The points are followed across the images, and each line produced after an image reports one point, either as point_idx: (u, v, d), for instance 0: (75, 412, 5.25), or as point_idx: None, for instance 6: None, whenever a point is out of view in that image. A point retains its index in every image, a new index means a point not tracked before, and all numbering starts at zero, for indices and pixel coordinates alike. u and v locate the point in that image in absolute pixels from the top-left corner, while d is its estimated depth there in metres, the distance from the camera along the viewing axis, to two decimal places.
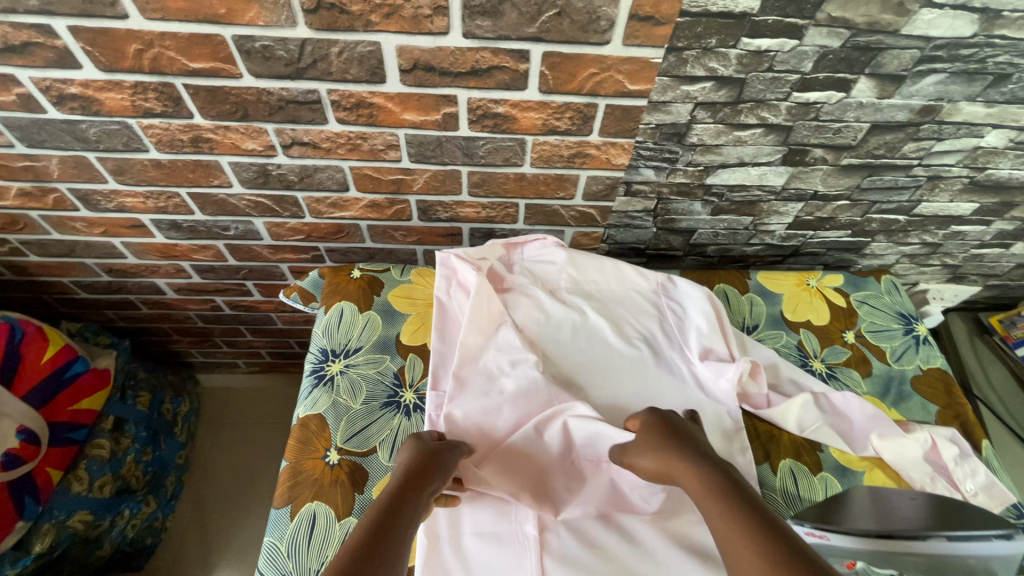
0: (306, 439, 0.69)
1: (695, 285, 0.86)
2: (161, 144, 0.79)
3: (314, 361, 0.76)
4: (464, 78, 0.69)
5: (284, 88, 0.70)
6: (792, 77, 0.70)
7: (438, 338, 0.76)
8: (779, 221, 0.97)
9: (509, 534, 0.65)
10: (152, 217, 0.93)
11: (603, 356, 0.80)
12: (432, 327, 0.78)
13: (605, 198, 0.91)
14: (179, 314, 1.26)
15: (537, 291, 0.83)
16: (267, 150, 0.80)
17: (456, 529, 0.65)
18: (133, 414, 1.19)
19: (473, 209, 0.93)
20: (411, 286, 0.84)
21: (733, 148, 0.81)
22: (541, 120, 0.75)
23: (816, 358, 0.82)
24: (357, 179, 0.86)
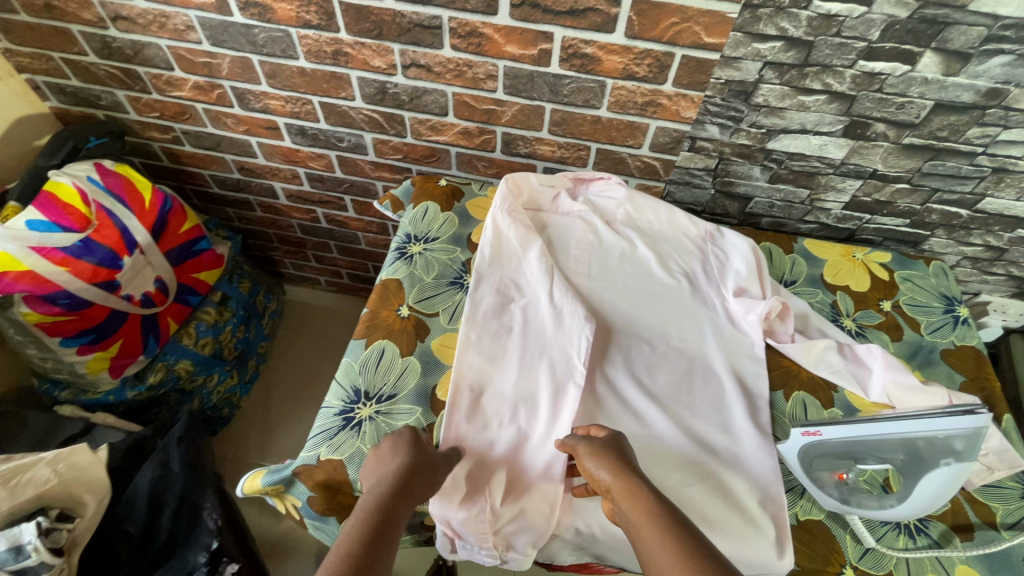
0: (385, 295, 0.85)
1: (741, 238, 0.94)
2: (309, 54, 0.97)
3: (399, 241, 0.91)
4: (563, 17, 0.82)
5: (414, 12, 0.86)
6: (858, 45, 0.77)
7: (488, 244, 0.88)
8: (836, 198, 1.02)
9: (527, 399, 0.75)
10: (286, 121, 1.13)
11: (631, 298, 0.86)
12: (485, 234, 0.89)
13: (670, 151, 1.00)
14: (284, 221, 1.47)
15: (594, 219, 0.94)
16: (389, 68, 0.97)
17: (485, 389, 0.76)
18: (235, 295, 1.41)
19: (550, 147, 1.05)
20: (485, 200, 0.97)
21: (797, 114, 0.88)
22: (622, 64, 0.87)
23: (848, 317, 0.87)
24: (457, 105, 1.01)
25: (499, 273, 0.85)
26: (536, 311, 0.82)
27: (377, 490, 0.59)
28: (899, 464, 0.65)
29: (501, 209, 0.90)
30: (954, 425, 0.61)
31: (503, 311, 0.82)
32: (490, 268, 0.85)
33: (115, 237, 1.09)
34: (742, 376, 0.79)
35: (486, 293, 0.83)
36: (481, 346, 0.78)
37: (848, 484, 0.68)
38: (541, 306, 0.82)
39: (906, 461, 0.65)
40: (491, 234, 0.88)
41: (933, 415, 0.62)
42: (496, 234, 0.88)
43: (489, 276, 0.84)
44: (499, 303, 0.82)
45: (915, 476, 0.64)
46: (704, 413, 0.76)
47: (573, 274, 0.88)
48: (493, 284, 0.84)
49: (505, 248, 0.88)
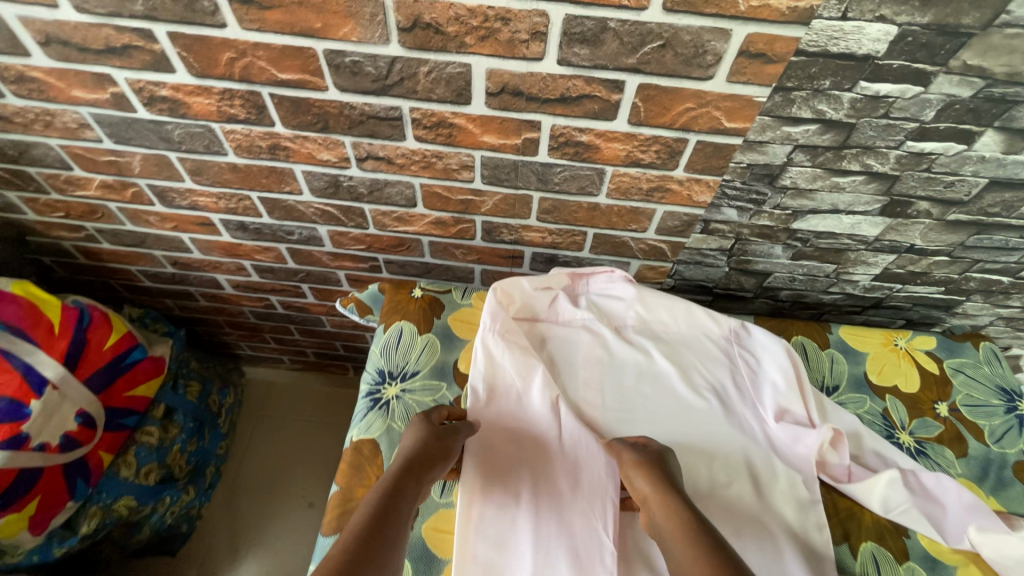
0: (358, 464, 0.68)
1: (772, 336, 0.81)
2: (240, 149, 0.79)
3: (370, 381, 0.74)
4: (552, 105, 0.66)
5: (367, 104, 0.69)
6: (908, 125, 0.64)
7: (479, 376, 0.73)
8: (865, 272, 0.90)
9: None
10: (222, 217, 0.94)
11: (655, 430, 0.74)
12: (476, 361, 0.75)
13: (679, 234, 0.86)
14: (234, 308, 1.28)
15: (602, 327, 0.80)
16: (341, 161, 0.79)
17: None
18: (182, 404, 1.21)
19: (539, 234, 0.90)
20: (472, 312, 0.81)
21: (828, 195, 0.76)
22: (625, 151, 0.72)
23: (903, 430, 0.75)
24: (426, 196, 0.84)
25: (499, 415, 0.72)
26: (546, 462, 0.69)
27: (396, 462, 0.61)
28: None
29: (491, 330, 0.76)
30: None
31: (508, 466, 0.69)
32: (488, 407, 0.72)
33: (16, 382, 0.92)
34: (799, 529, 0.67)
35: (486, 446, 0.70)
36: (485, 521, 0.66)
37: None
38: (552, 457, 0.70)
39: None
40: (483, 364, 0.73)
41: None
42: (490, 364, 0.74)
43: (487, 422, 0.71)
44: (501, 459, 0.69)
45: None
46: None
47: (585, 404, 0.75)
48: (492, 429, 0.71)
49: (501, 380, 0.73)
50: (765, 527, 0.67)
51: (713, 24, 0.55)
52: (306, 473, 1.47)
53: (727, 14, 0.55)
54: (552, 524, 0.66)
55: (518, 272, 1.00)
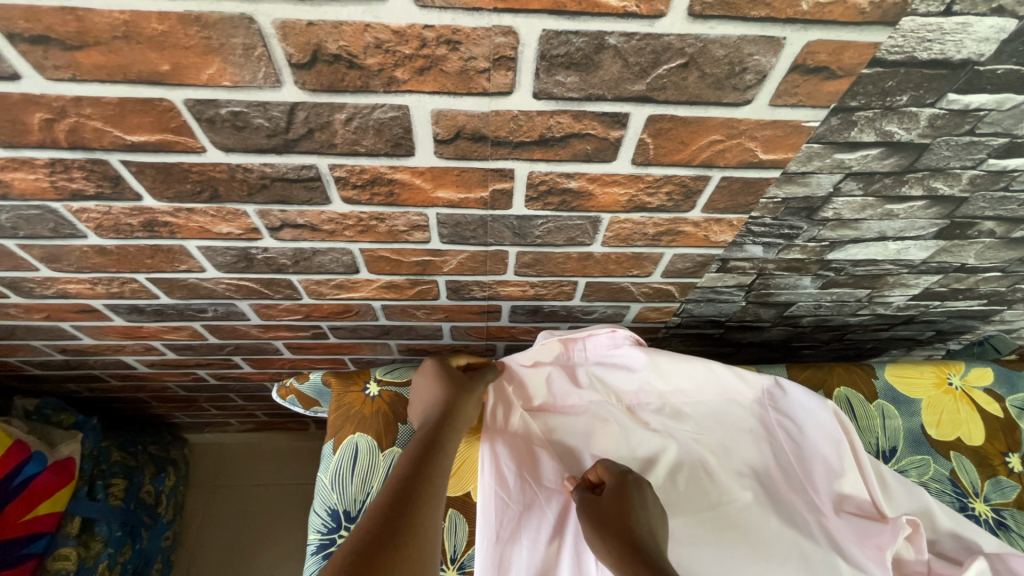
0: None
1: (812, 392, 0.65)
2: (103, 229, 0.58)
3: (321, 530, 0.57)
4: (528, 149, 0.48)
5: (266, 165, 0.49)
6: (995, 141, 0.49)
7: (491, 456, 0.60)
8: (902, 293, 0.77)
9: None
10: (106, 302, 0.72)
11: (696, 543, 0.59)
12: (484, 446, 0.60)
13: (690, 275, 0.70)
14: (155, 384, 1.06)
15: (610, 410, 0.65)
16: (248, 233, 0.59)
17: None
18: (104, 512, 0.99)
19: (519, 288, 0.72)
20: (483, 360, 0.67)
21: (877, 223, 0.60)
22: (626, 196, 0.54)
23: (976, 497, 0.63)
24: (370, 261, 0.65)
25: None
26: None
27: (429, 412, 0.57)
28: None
29: (493, 424, 0.62)
30: None
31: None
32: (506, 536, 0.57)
33: None
34: None
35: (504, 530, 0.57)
36: None
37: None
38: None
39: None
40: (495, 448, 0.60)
41: None
42: (500, 487, 0.58)
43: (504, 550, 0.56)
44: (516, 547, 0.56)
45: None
46: None
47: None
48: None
49: (516, 506, 0.58)
50: None
51: (758, 32, 0.38)
52: (273, 548, 1.28)
53: (780, 18, 0.37)
54: None
55: (496, 326, 0.82)
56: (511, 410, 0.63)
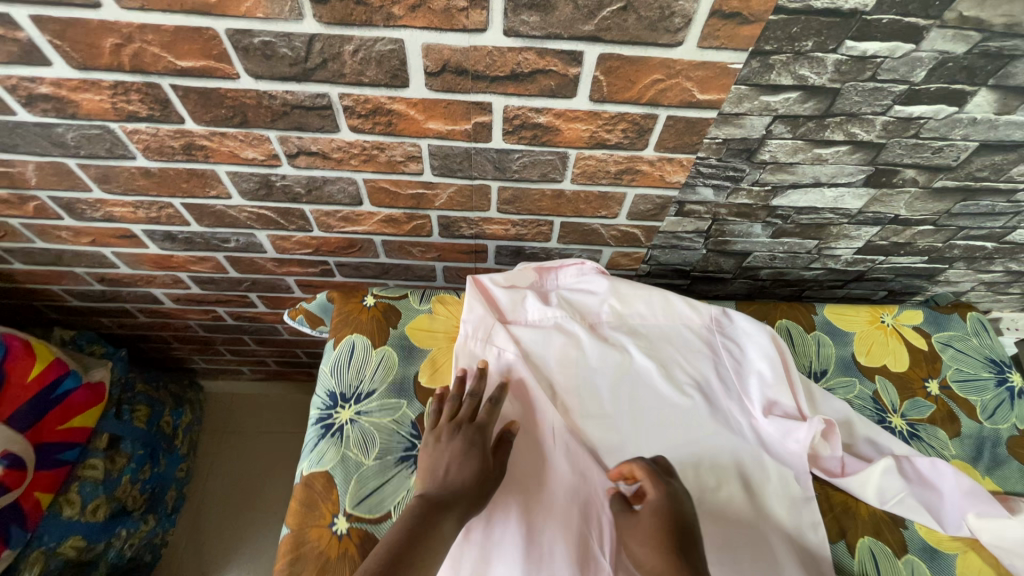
0: (311, 502, 0.59)
1: (756, 322, 0.75)
2: (149, 151, 0.69)
3: (320, 406, 0.66)
4: (503, 84, 0.58)
5: (288, 92, 0.60)
6: (896, 88, 0.58)
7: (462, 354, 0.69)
8: (847, 245, 0.86)
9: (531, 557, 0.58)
10: (144, 227, 0.83)
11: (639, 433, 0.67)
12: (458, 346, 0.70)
13: (652, 218, 0.80)
14: (178, 322, 1.17)
15: (573, 324, 0.73)
16: (269, 159, 0.70)
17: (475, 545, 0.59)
18: (129, 432, 1.11)
19: (502, 226, 0.82)
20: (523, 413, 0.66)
21: (810, 168, 0.69)
22: (588, 132, 0.64)
23: (895, 413, 0.71)
24: (372, 192, 0.75)
25: None
26: (542, 516, 0.60)
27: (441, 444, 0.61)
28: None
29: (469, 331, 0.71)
30: None
31: (496, 532, 0.60)
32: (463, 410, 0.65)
33: None
34: (794, 530, 0.62)
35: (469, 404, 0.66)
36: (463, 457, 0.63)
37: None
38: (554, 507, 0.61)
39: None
40: (467, 347, 0.70)
41: None
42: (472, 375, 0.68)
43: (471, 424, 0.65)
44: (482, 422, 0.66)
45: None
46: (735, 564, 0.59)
47: (566, 413, 0.68)
48: None
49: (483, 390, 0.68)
50: (746, 519, 0.62)
51: None
52: (277, 485, 1.39)
53: None
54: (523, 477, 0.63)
55: (483, 267, 0.92)
56: (480, 318, 0.71)
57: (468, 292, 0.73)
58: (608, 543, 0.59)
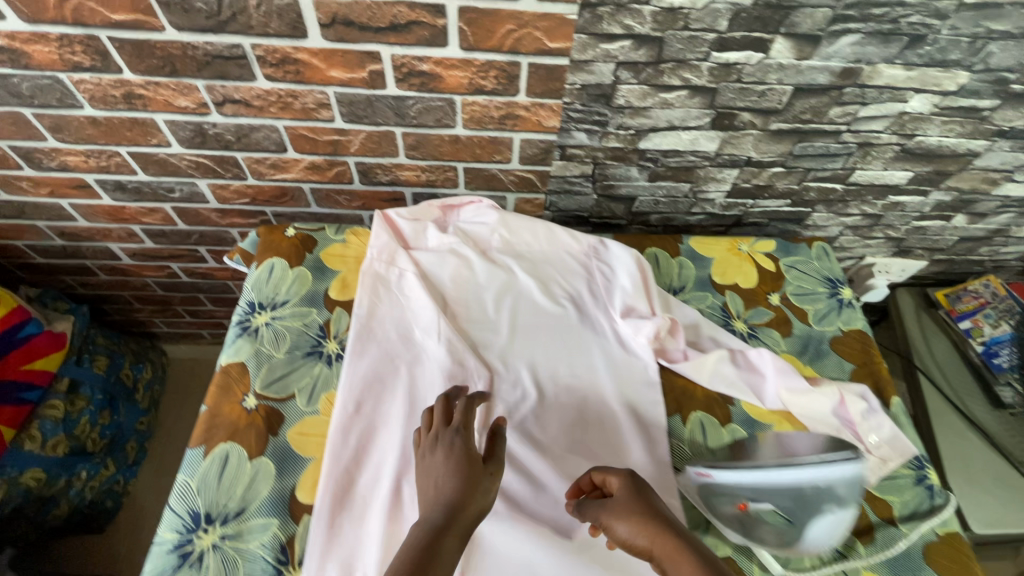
0: (226, 385, 0.71)
1: (626, 248, 0.87)
2: (94, 100, 0.80)
3: (240, 313, 0.77)
4: (386, 34, 0.70)
5: (207, 43, 0.71)
6: (708, 36, 0.71)
7: (366, 271, 0.81)
8: (717, 188, 0.98)
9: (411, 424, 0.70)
10: (96, 177, 0.94)
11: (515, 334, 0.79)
12: (365, 264, 0.82)
13: (541, 162, 0.92)
14: (137, 280, 1.27)
15: (466, 249, 0.85)
16: (200, 107, 0.81)
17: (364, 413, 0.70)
18: (89, 377, 1.21)
19: (413, 172, 0.94)
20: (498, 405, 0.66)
21: (661, 111, 0.82)
22: (466, 79, 0.77)
23: (739, 319, 0.84)
24: (294, 139, 0.87)
25: (388, 356, 0.75)
26: (425, 393, 0.72)
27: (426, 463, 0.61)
28: (785, 512, 0.64)
29: (374, 252, 0.83)
30: (833, 471, 0.64)
31: (386, 406, 0.71)
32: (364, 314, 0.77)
33: None
34: (637, 406, 0.74)
35: (370, 308, 0.78)
36: (362, 347, 0.75)
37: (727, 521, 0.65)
38: (435, 386, 0.72)
39: (790, 506, 0.64)
40: (371, 265, 0.82)
41: (828, 464, 0.65)
42: (375, 288, 0.80)
43: (370, 324, 0.77)
44: (380, 323, 0.78)
45: (791, 520, 0.64)
46: (583, 430, 0.72)
47: (454, 319, 0.80)
48: (377, 371, 0.73)
49: (384, 300, 0.80)
50: (597, 396, 0.75)
51: None
52: None
53: None
54: (412, 365, 0.75)
55: None
56: (385, 243, 0.83)
57: (375, 222, 0.85)
58: (476, 413, 0.71)
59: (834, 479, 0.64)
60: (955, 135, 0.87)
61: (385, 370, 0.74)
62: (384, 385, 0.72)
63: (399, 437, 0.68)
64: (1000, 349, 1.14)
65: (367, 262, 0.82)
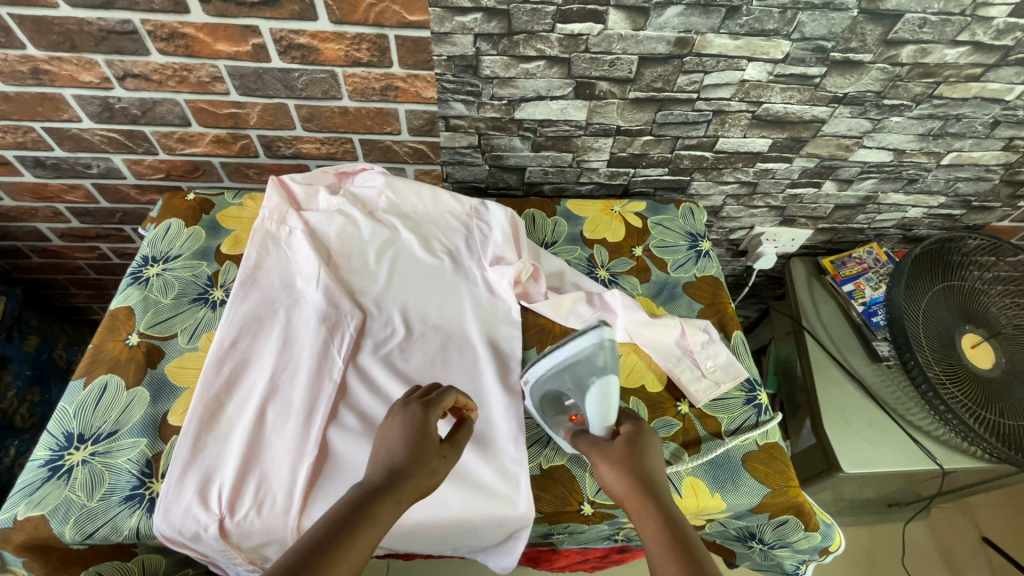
0: (113, 325, 0.76)
1: (504, 209, 0.94)
2: (3, 76, 0.87)
3: (134, 265, 0.83)
4: (259, 9, 0.79)
5: (100, 18, 0.79)
6: (549, 9, 0.80)
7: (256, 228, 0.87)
8: (597, 157, 1.07)
9: (283, 360, 0.74)
10: (15, 153, 1.01)
11: (394, 284, 0.86)
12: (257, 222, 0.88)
13: (429, 133, 1.00)
14: (70, 263, 1.33)
15: (354, 210, 0.92)
16: (103, 82, 0.89)
17: (239, 350, 0.74)
18: (16, 354, 1.25)
19: (313, 145, 1.02)
20: (468, 401, 0.67)
21: (527, 81, 0.91)
22: (342, 51, 0.85)
23: (603, 268, 0.91)
24: (196, 112, 0.95)
25: (267, 301, 0.80)
26: (297, 333, 0.77)
27: (389, 432, 0.61)
28: (576, 397, 0.68)
29: (266, 212, 0.89)
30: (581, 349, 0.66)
31: (260, 343, 0.76)
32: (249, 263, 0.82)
33: None
34: (496, 344, 0.81)
35: (256, 260, 0.84)
36: (244, 293, 0.80)
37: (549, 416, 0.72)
38: (308, 328, 0.77)
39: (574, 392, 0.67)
40: (261, 223, 0.87)
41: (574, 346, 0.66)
42: (264, 242, 0.86)
43: (254, 274, 0.82)
44: (264, 274, 0.83)
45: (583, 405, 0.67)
46: (445, 365, 0.78)
47: (337, 270, 0.86)
48: (254, 313, 0.78)
49: (270, 253, 0.85)
50: (462, 336, 0.81)
51: None
52: None
53: None
54: (291, 308, 0.79)
55: None
56: (276, 203, 0.89)
57: (270, 185, 0.92)
58: (345, 349, 0.77)
59: (589, 352, 0.66)
60: (796, 102, 0.97)
61: (262, 313, 0.78)
62: (260, 327, 0.77)
63: (269, 368, 0.73)
64: (878, 308, 1.23)
65: (258, 220, 0.88)
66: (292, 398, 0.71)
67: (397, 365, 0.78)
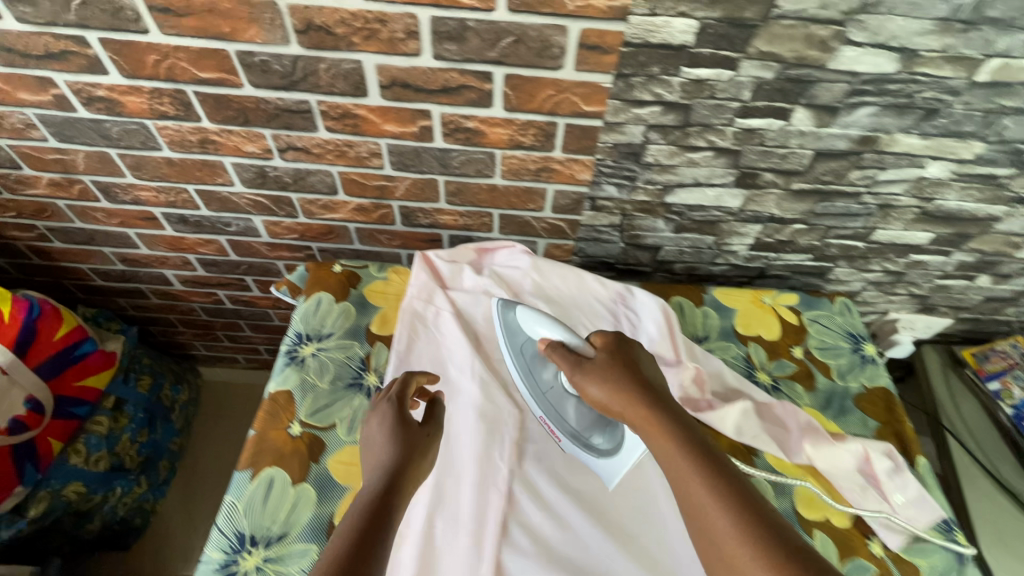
0: (274, 411, 0.75)
1: (653, 296, 0.90)
2: (173, 144, 0.89)
3: (289, 342, 0.82)
4: (436, 95, 0.78)
5: (279, 98, 0.80)
6: (733, 104, 0.77)
7: (403, 307, 0.85)
8: (740, 241, 1.02)
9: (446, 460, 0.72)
10: (163, 210, 1.03)
11: None
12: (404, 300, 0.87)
13: (572, 211, 0.98)
14: (184, 305, 1.35)
15: (500, 291, 0.89)
16: (265, 153, 0.90)
17: None
18: (132, 396, 1.27)
19: (452, 217, 1.01)
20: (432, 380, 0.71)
21: (688, 169, 0.88)
22: (507, 135, 0.83)
23: (762, 370, 0.86)
24: (345, 183, 0.95)
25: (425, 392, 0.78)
26: (457, 430, 0.75)
27: (369, 430, 0.65)
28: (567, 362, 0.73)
29: (414, 290, 0.87)
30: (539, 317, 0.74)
31: None
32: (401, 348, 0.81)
33: None
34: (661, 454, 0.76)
35: (407, 343, 0.82)
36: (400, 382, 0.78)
37: (559, 409, 0.74)
38: (468, 426, 0.75)
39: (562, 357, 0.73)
40: (410, 302, 0.86)
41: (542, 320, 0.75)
42: (413, 323, 0.84)
43: (407, 360, 0.81)
44: (416, 359, 0.81)
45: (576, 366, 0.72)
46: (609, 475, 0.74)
47: (487, 356, 0.83)
48: (413, 407, 0.76)
49: (420, 336, 0.84)
50: None
51: (552, 22, 0.68)
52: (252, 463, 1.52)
53: (563, 13, 0.67)
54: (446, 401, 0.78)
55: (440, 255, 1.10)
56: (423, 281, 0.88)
57: (415, 261, 0.90)
58: (508, 454, 0.74)
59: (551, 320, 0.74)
60: (973, 200, 0.91)
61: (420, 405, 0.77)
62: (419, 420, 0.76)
63: (431, 473, 0.71)
64: None
65: (406, 298, 0.87)
66: (458, 507, 0.69)
67: (561, 474, 0.74)
